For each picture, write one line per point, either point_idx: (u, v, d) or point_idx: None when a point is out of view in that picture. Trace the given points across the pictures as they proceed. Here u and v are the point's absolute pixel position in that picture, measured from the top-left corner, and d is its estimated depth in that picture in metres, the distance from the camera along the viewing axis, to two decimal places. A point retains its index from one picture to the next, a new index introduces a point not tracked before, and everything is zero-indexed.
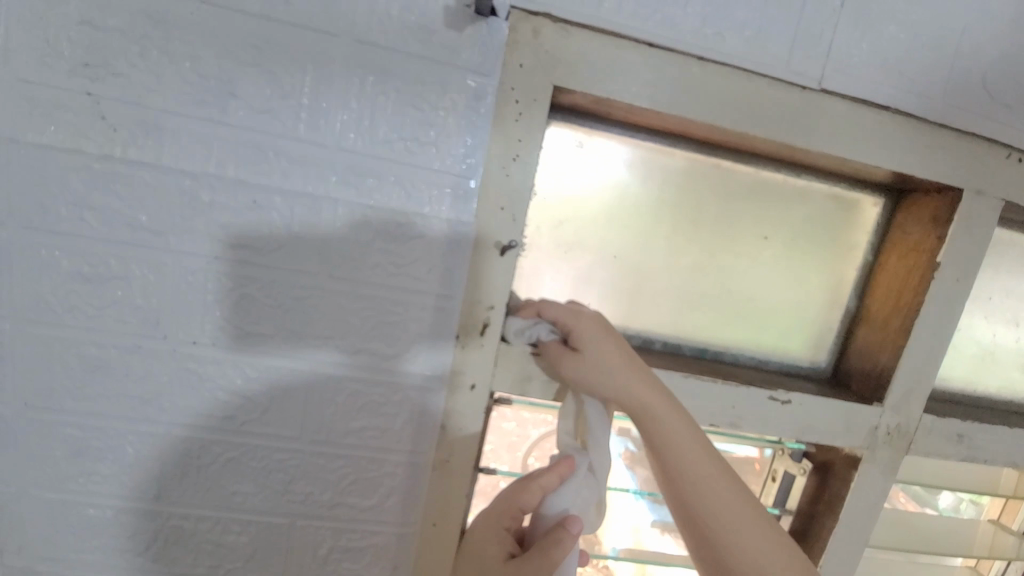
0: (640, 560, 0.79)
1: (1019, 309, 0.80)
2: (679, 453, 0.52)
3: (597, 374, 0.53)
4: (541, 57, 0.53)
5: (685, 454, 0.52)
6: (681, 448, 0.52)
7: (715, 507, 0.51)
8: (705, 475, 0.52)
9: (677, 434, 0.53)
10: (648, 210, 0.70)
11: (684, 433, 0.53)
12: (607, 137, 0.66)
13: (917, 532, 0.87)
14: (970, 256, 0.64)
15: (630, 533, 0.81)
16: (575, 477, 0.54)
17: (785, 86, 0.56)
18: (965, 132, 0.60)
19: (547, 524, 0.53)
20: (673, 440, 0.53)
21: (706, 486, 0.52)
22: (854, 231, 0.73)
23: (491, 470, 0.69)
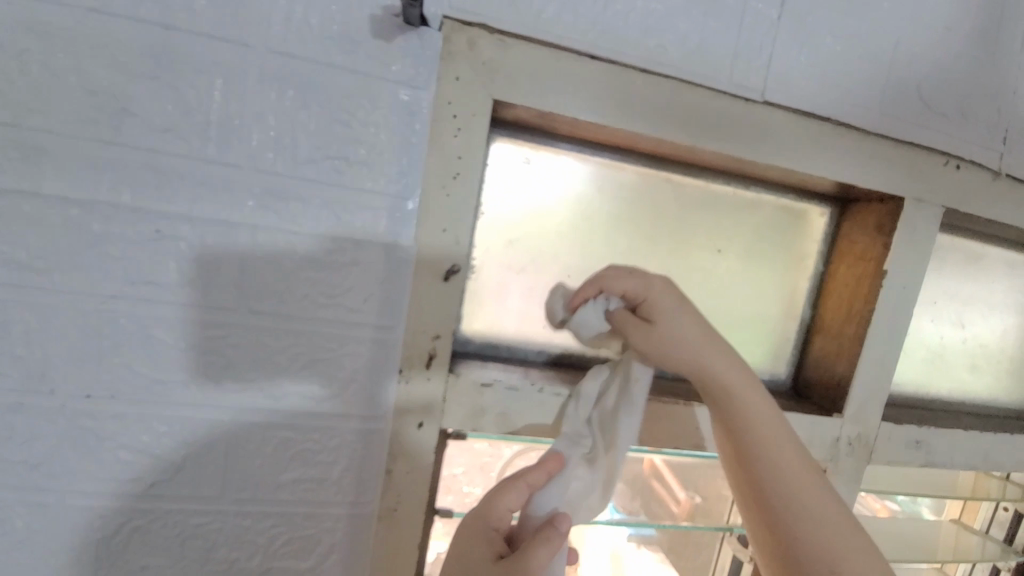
0: None
1: (962, 310, 0.83)
2: (760, 434, 0.51)
3: (694, 345, 0.51)
4: (478, 70, 0.50)
5: (763, 431, 0.51)
6: (760, 429, 0.52)
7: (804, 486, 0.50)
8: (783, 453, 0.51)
9: (760, 415, 0.52)
10: (600, 227, 0.68)
11: (764, 410, 0.52)
12: (555, 152, 0.64)
13: (886, 537, 0.87)
14: (915, 263, 0.65)
15: (606, 551, 0.76)
16: (563, 475, 0.50)
17: (730, 98, 0.55)
18: (903, 141, 0.61)
19: (538, 523, 0.47)
20: (766, 419, 0.52)
21: (789, 465, 0.51)
22: (802, 242, 0.74)
23: (445, 512, 0.63)
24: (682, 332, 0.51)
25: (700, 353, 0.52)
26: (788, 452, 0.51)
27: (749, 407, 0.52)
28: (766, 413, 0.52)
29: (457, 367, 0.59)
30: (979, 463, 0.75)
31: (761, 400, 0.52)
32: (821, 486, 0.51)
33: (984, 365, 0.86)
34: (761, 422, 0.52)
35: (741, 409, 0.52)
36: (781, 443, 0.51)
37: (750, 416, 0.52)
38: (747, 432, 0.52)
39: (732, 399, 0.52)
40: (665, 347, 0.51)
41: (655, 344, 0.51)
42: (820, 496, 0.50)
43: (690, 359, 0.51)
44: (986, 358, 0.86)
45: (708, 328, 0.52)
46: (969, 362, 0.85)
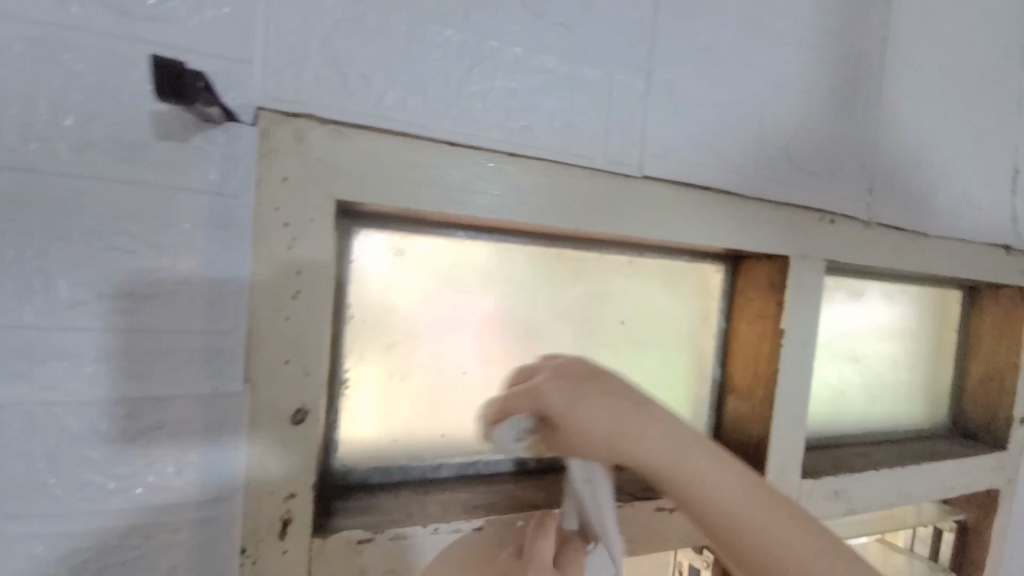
0: None
1: (853, 345, 0.86)
2: (688, 493, 0.39)
3: (598, 428, 0.39)
4: (309, 167, 0.41)
5: (729, 495, 0.39)
6: (722, 495, 0.39)
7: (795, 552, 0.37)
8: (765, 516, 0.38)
9: (696, 472, 0.39)
10: (493, 315, 0.61)
11: (722, 471, 0.39)
12: (432, 239, 0.56)
13: None
14: (808, 318, 0.65)
15: None
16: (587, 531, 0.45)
17: (608, 175, 0.51)
18: (781, 201, 0.61)
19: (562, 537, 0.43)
20: (720, 479, 0.39)
21: (762, 530, 0.38)
22: (702, 300, 0.72)
23: None
24: (593, 426, 0.39)
25: (609, 429, 0.39)
26: (777, 513, 0.38)
27: (711, 471, 0.39)
28: (697, 459, 0.39)
29: (331, 520, 0.47)
30: (893, 499, 0.76)
31: (652, 438, 0.39)
32: (759, 499, 0.39)
33: (880, 394, 0.90)
34: (732, 484, 0.39)
35: (710, 474, 0.39)
36: (719, 475, 0.39)
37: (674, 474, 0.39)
38: (718, 506, 0.38)
39: (693, 472, 0.39)
40: (589, 442, 0.40)
41: (580, 441, 0.40)
42: (765, 515, 0.38)
43: (604, 439, 0.39)
44: (882, 386, 0.90)
45: (609, 390, 0.41)
46: (868, 393, 0.88)
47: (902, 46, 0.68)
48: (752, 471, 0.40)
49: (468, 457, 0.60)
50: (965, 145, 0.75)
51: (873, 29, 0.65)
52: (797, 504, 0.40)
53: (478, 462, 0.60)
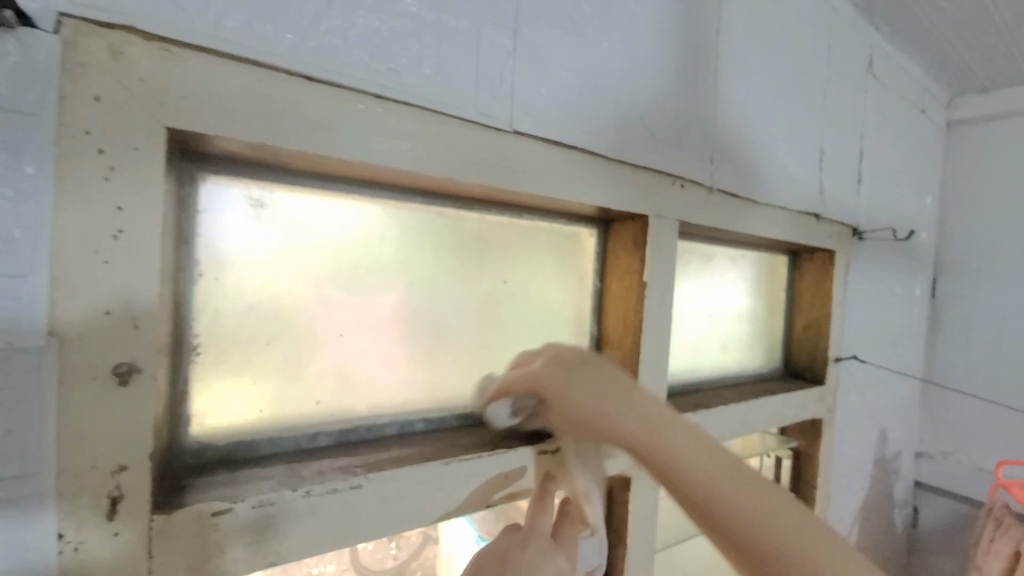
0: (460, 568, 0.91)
1: (708, 303, 0.98)
2: (644, 439, 0.49)
3: (594, 398, 0.52)
4: (132, 88, 0.36)
5: (693, 463, 0.47)
6: (691, 464, 0.47)
7: (755, 507, 0.43)
8: (729, 482, 0.45)
9: (649, 423, 0.50)
10: (372, 275, 0.59)
11: (684, 440, 0.48)
12: (298, 192, 0.53)
13: None
14: (666, 271, 0.73)
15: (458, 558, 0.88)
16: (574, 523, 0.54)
17: (478, 127, 0.52)
18: (639, 166, 0.68)
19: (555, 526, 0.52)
20: (686, 448, 0.48)
21: (730, 484, 0.45)
22: (579, 262, 0.77)
23: None
24: (586, 399, 0.53)
25: (609, 396, 0.52)
26: (738, 482, 0.45)
27: (680, 438, 0.49)
28: (648, 413, 0.51)
29: (179, 497, 0.42)
30: (740, 430, 0.88)
31: (638, 396, 0.52)
32: (712, 448, 0.48)
33: (730, 344, 1.04)
34: (695, 454, 0.47)
35: (678, 442, 0.48)
36: (672, 427, 0.49)
37: (634, 428, 0.50)
38: (686, 469, 0.47)
39: (659, 435, 0.49)
40: (581, 411, 0.53)
41: (573, 410, 0.53)
42: (717, 467, 0.46)
43: (603, 405, 0.52)
44: (731, 338, 1.04)
45: (605, 375, 0.54)
46: (720, 344, 1.02)
47: (732, 38, 0.79)
48: (719, 447, 0.48)
49: (349, 424, 0.57)
50: (784, 128, 0.90)
51: (709, 19, 0.75)
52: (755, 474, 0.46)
53: (360, 427, 0.58)
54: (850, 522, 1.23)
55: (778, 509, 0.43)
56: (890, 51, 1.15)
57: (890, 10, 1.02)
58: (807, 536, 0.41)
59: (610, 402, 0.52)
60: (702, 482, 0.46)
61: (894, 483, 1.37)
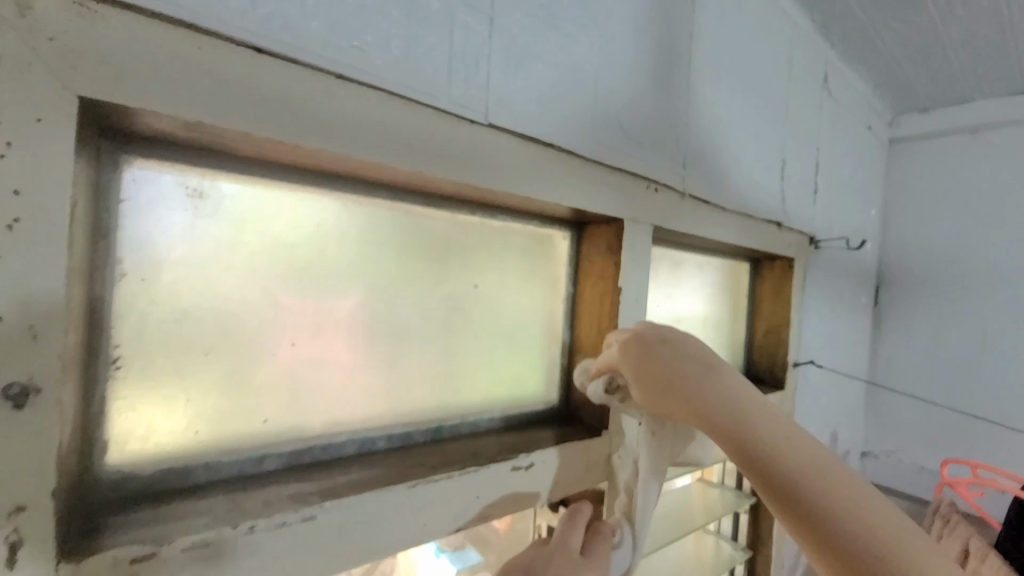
0: None
1: (676, 309, 0.99)
2: (728, 413, 0.47)
3: (681, 386, 0.51)
4: (37, 46, 0.29)
5: (781, 445, 0.44)
6: (775, 452, 0.44)
7: (862, 508, 0.41)
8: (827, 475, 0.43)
9: (729, 398, 0.48)
10: (331, 277, 0.53)
11: (773, 429, 0.46)
12: (244, 182, 0.47)
13: (670, 522, 0.98)
14: (640, 277, 0.72)
15: None
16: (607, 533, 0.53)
17: (451, 118, 0.48)
18: (615, 167, 0.66)
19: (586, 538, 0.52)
20: (771, 432, 0.45)
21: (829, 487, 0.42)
22: (552, 266, 0.74)
23: None
24: (673, 387, 0.51)
25: (694, 384, 0.50)
26: (830, 469, 0.43)
27: (766, 429, 0.46)
28: (733, 392, 0.49)
29: (90, 542, 0.35)
30: None
31: (721, 379, 0.50)
32: (799, 439, 0.45)
33: None
34: (783, 442, 0.45)
35: (765, 431, 0.45)
36: (761, 412, 0.47)
37: (716, 407, 0.48)
38: (773, 451, 0.44)
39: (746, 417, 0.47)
40: (672, 394, 0.51)
41: (664, 391, 0.52)
42: (804, 453, 0.44)
43: (686, 391, 0.50)
44: (697, 343, 1.05)
45: (689, 360, 0.52)
46: None
47: (704, 44, 0.79)
48: (801, 435, 0.46)
49: (301, 444, 0.51)
50: (750, 137, 0.91)
51: (683, 23, 0.75)
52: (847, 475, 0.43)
53: (314, 447, 0.52)
54: None
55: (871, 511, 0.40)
56: (842, 69, 1.21)
57: (844, 29, 1.07)
58: (906, 537, 0.39)
59: (700, 389, 0.49)
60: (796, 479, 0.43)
61: None
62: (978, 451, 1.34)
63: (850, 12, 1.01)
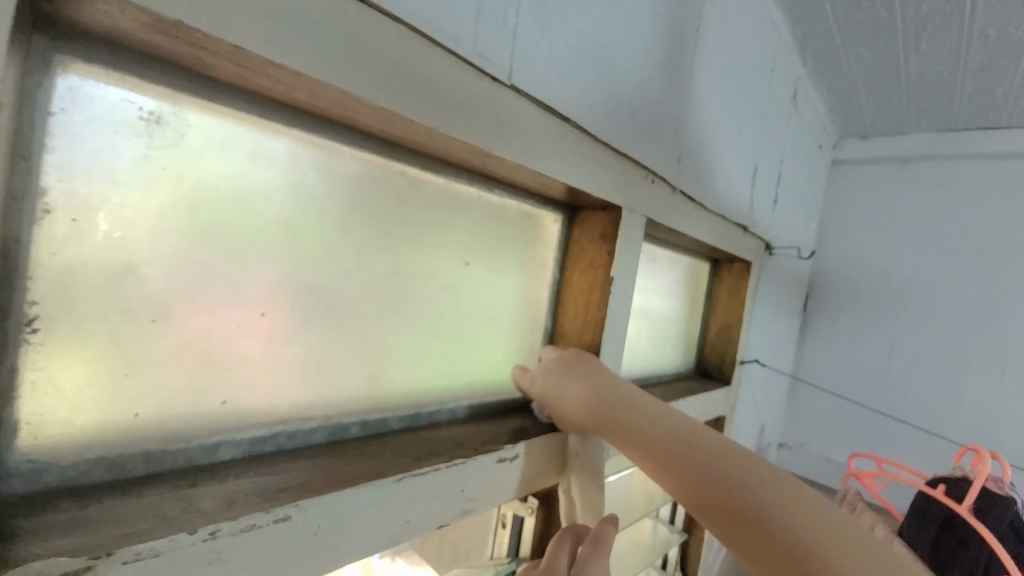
0: None
1: (644, 302, 0.99)
2: (617, 408, 0.56)
3: (586, 407, 0.57)
4: None
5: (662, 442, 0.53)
6: (659, 438, 0.53)
7: (733, 465, 0.50)
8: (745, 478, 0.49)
9: (637, 409, 0.56)
10: (312, 238, 0.46)
11: (653, 417, 0.55)
12: (217, 113, 0.38)
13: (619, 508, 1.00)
14: (629, 269, 0.70)
15: None
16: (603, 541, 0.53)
17: (474, 72, 0.43)
18: (622, 153, 0.63)
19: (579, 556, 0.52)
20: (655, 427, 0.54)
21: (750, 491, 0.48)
22: (541, 249, 0.71)
23: None
24: (577, 405, 0.58)
25: (593, 400, 0.57)
26: (720, 454, 0.51)
27: (650, 430, 0.54)
28: (635, 401, 0.57)
29: None
30: None
31: (619, 387, 0.58)
32: (679, 426, 0.54)
33: (657, 343, 1.07)
34: (662, 429, 0.54)
35: (657, 434, 0.54)
36: (655, 415, 0.55)
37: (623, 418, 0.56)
38: (664, 446, 0.53)
39: (636, 419, 0.55)
40: (577, 415, 0.58)
41: (570, 412, 0.58)
42: (691, 439, 0.53)
43: (592, 409, 0.57)
44: (658, 336, 1.07)
45: (585, 373, 0.59)
46: (650, 342, 1.04)
47: (708, 39, 0.79)
48: (685, 425, 0.54)
49: (264, 430, 0.44)
50: (734, 141, 0.93)
51: (694, 13, 0.73)
52: (749, 460, 0.51)
53: (279, 434, 0.45)
54: None
55: (728, 462, 0.50)
56: (810, 85, 1.28)
57: (818, 49, 1.12)
58: (784, 492, 0.48)
59: (602, 403, 0.57)
60: (715, 473, 0.50)
61: None
62: (875, 445, 1.52)
63: (828, 33, 1.06)
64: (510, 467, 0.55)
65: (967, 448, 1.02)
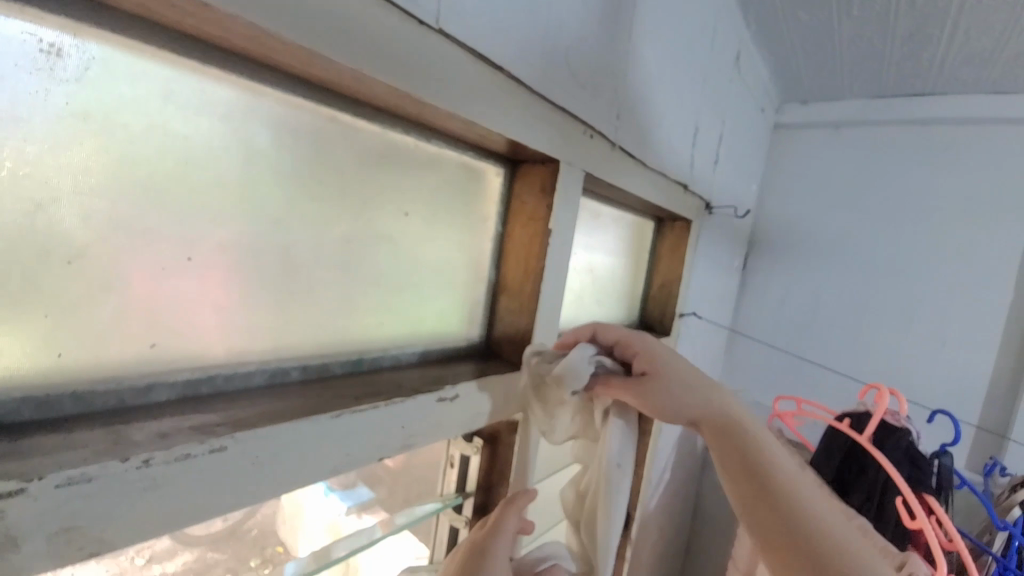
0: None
1: (589, 258, 1.03)
2: (732, 423, 0.63)
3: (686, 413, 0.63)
4: None
5: (768, 477, 0.58)
6: (769, 455, 0.60)
7: (818, 519, 0.55)
8: (808, 487, 0.58)
9: (749, 427, 0.63)
10: (239, 183, 0.46)
11: (758, 448, 0.61)
12: (125, 47, 0.37)
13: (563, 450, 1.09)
14: (568, 221, 0.73)
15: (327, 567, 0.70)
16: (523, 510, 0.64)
17: (399, 14, 0.42)
18: (559, 106, 0.64)
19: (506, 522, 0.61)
20: (761, 461, 0.60)
21: (824, 537, 0.53)
22: (482, 202, 0.73)
23: None
24: (670, 414, 0.63)
25: (697, 409, 0.63)
26: (809, 504, 0.56)
27: (754, 454, 0.60)
28: (747, 426, 0.62)
29: None
30: None
31: (726, 411, 0.63)
32: (782, 469, 0.59)
33: (601, 297, 1.12)
34: (772, 458, 0.60)
35: (759, 465, 0.59)
36: (762, 448, 0.61)
37: (735, 430, 0.63)
38: (766, 476, 0.58)
39: (744, 439, 0.62)
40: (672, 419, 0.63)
41: (664, 414, 0.64)
42: (788, 481, 0.58)
43: (694, 414, 0.63)
44: (603, 291, 1.12)
45: (683, 388, 0.63)
46: (594, 296, 1.09)
47: None
48: (788, 466, 0.60)
49: (200, 372, 0.45)
50: (676, 99, 0.96)
51: None
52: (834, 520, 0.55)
53: (215, 377, 0.46)
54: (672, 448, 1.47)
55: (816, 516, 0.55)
56: (754, 48, 1.31)
57: (761, 10, 1.15)
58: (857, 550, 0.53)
59: (707, 418, 0.63)
60: (801, 516, 0.55)
61: None
62: (799, 389, 1.68)
63: None
64: (450, 405, 0.59)
65: (869, 385, 1.15)
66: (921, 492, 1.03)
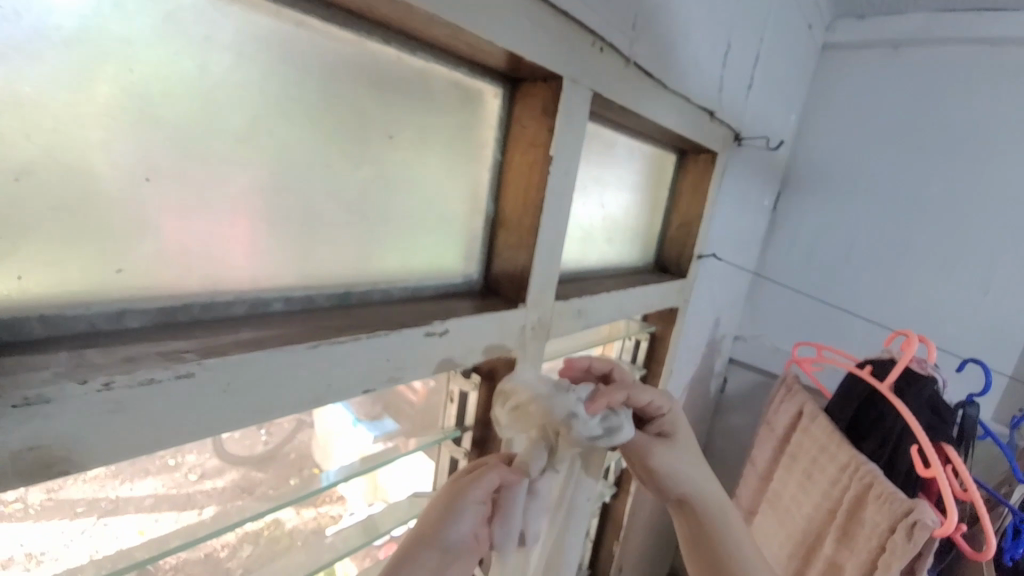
0: (373, 496, 0.81)
1: (600, 194, 0.97)
2: (703, 490, 0.71)
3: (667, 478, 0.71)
4: None
5: (718, 538, 0.69)
6: (726, 519, 0.70)
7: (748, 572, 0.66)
8: (746, 542, 0.69)
9: (716, 494, 0.71)
10: (196, 98, 0.42)
11: (720, 515, 0.70)
12: None
13: None
14: (573, 148, 0.67)
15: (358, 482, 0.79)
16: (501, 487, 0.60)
17: None
18: (561, 10, 0.56)
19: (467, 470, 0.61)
20: (717, 523, 0.70)
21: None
22: (479, 126, 0.67)
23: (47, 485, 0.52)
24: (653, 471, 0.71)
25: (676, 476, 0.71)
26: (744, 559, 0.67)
27: (713, 518, 0.70)
28: (715, 495, 0.71)
29: None
30: (615, 315, 0.93)
31: (702, 478, 0.72)
32: (731, 532, 0.69)
33: (614, 235, 1.06)
34: (726, 522, 0.70)
35: (710, 527, 0.70)
36: (722, 513, 0.70)
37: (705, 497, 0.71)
38: (711, 535, 0.69)
39: (709, 506, 0.70)
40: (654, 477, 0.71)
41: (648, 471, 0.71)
42: (732, 541, 0.69)
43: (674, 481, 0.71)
44: (616, 229, 1.06)
45: (672, 453, 0.71)
46: (606, 234, 1.03)
47: None
48: (738, 527, 0.70)
49: (175, 300, 0.44)
50: (705, 8, 0.84)
51: None
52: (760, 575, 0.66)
53: (191, 305, 0.45)
54: (683, 390, 1.46)
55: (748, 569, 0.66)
56: None
57: None
58: None
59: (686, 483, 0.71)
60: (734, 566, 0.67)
61: (717, 360, 1.65)
62: (823, 336, 1.61)
63: None
64: (440, 342, 0.57)
65: (898, 333, 1.08)
66: (940, 441, 0.98)
